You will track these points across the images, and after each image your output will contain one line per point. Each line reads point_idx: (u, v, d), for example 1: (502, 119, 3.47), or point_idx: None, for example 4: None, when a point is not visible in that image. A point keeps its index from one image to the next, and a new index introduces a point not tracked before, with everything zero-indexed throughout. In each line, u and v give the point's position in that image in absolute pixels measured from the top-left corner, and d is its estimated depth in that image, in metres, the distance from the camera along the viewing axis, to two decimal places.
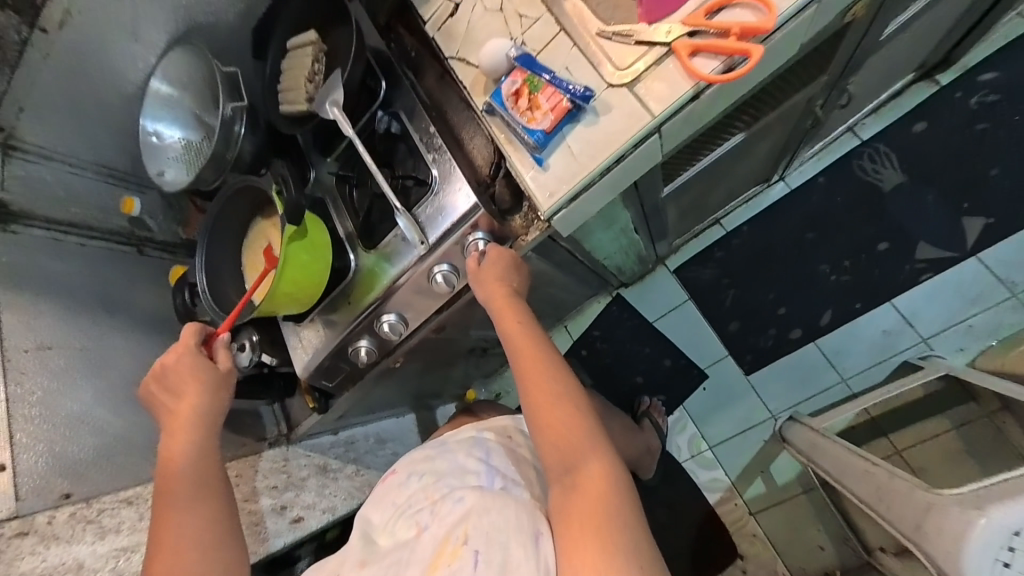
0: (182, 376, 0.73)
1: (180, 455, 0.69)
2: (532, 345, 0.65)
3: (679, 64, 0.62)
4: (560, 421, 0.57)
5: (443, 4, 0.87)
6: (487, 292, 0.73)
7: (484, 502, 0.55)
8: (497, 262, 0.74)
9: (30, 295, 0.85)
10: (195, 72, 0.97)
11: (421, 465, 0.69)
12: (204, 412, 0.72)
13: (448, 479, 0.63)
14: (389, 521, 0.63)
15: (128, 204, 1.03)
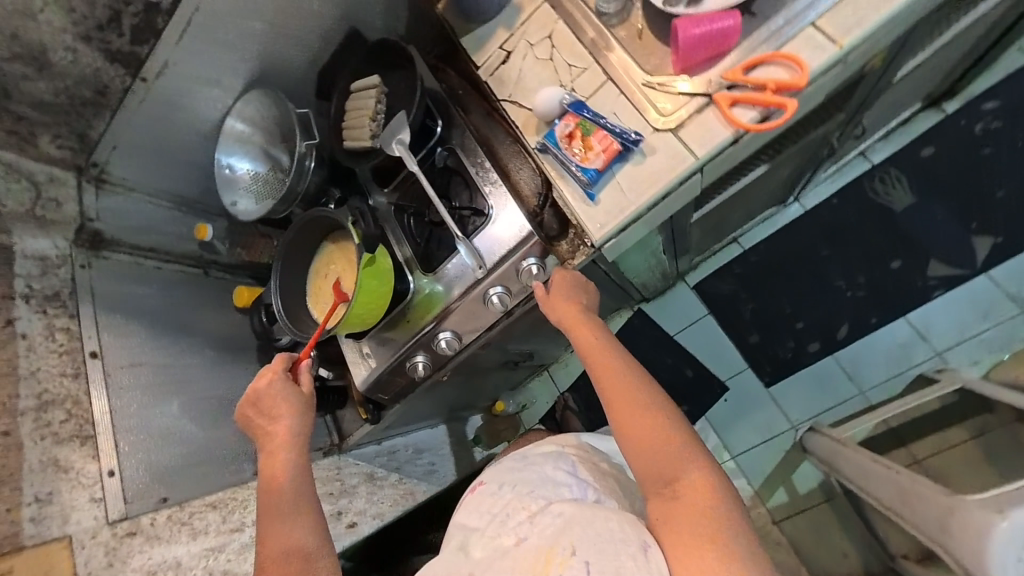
0: (275, 399, 0.75)
1: (280, 474, 0.69)
2: (609, 360, 0.72)
3: (719, 113, 0.71)
4: (650, 430, 0.64)
5: (496, 53, 0.98)
6: (557, 312, 0.81)
7: (585, 513, 0.61)
8: (563, 284, 0.84)
9: (121, 316, 0.94)
10: (266, 112, 1.07)
11: (509, 477, 0.77)
12: (295, 433, 0.73)
13: (540, 490, 0.70)
14: (490, 530, 0.68)
15: (203, 231, 1.10)
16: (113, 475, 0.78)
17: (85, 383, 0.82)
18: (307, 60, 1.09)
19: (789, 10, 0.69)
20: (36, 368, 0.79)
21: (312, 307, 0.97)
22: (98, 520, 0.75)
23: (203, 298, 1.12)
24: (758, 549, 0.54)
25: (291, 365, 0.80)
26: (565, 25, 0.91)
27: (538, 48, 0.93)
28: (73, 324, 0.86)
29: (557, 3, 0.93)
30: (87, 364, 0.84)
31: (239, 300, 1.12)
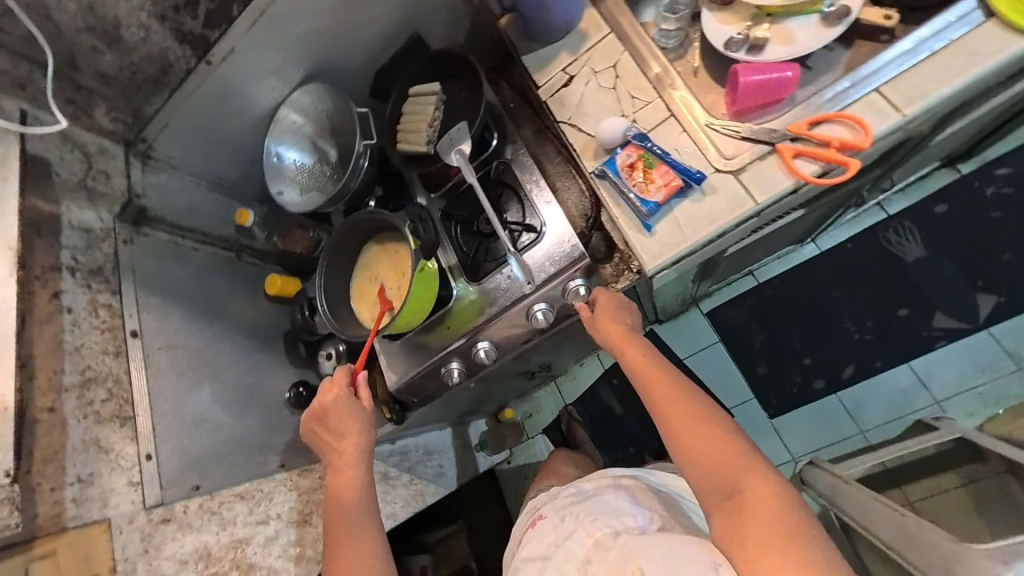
0: (341, 416, 0.81)
1: (349, 486, 0.77)
2: (663, 384, 0.76)
3: (781, 162, 0.75)
4: (711, 453, 0.68)
5: (558, 75, 1.00)
6: (606, 333, 0.85)
7: (648, 540, 0.71)
8: (610, 305, 0.86)
9: (161, 298, 0.95)
10: (322, 107, 1.09)
11: (569, 509, 0.88)
12: (363, 450, 0.79)
13: (600, 518, 0.80)
14: (557, 554, 0.80)
15: (245, 217, 1.13)
16: (149, 459, 0.81)
17: (126, 363, 0.84)
18: (364, 60, 1.11)
19: (851, 74, 0.74)
20: (82, 344, 0.80)
21: (357, 309, 0.98)
22: (135, 504, 0.78)
23: (236, 283, 1.12)
24: (826, 549, 0.59)
25: (351, 380, 0.83)
26: (630, 58, 0.95)
27: (601, 76, 0.96)
28: (116, 302, 0.87)
29: (622, 37, 0.97)
30: (128, 344, 0.86)
31: (268, 287, 1.12)
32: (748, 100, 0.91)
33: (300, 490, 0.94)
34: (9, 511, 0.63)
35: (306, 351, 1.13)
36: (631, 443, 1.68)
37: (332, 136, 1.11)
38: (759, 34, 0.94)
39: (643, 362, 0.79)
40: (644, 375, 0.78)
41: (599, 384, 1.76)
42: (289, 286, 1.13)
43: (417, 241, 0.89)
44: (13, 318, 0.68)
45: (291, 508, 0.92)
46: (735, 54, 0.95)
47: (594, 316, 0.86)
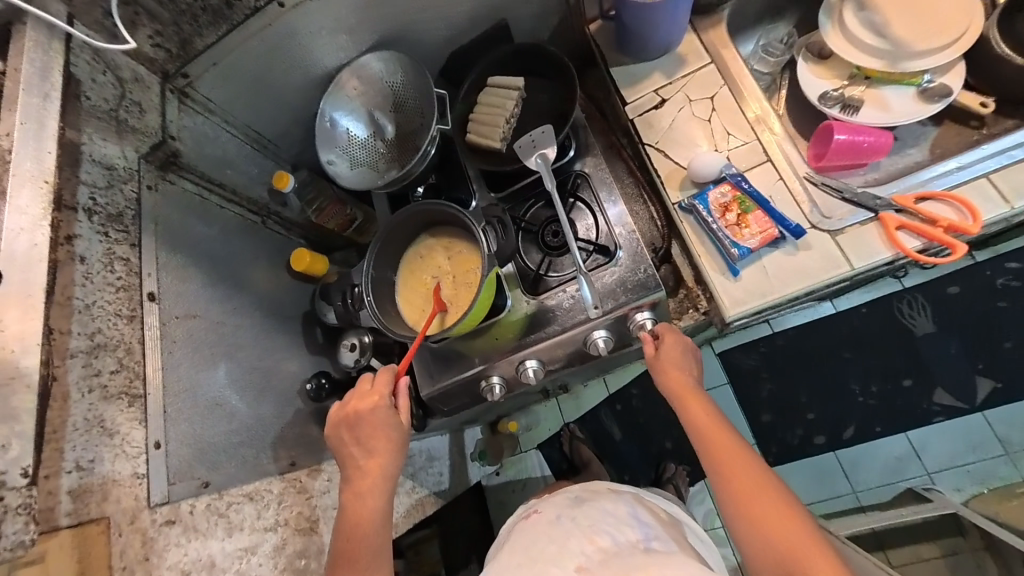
0: (375, 431, 0.75)
1: (369, 514, 0.71)
2: (725, 441, 0.72)
3: (881, 231, 0.74)
4: (774, 524, 0.63)
5: (649, 96, 0.97)
6: (666, 376, 0.80)
7: (658, 559, 0.68)
8: (674, 346, 0.81)
9: (180, 258, 0.83)
10: (390, 78, 1.01)
11: (567, 510, 0.84)
12: (390, 474, 0.74)
13: (603, 525, 0.77)
14: (552, 549, 0.75)
15: (284, 180, 1.01)
16: (159, 448, 0.64)
17: (141, 330, 0.70)
18: (437, 38, 1.03)
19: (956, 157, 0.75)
20: (95, 302, 0.65)
21: (404, 309, 0.90)
22: (139, 500, 0.61)
23: (257, 250, 1.02)
24: None
25: (392, 389, 0.79)
26: (730, 92, 0.92)
27: (697, 106, 0.93)
28: (133, 257, 0.75)
29: (722, 70, 0.94)
30: (143, 307, 0.73)
31: (294, 263, 1.04)
32: (838, 158, 0.89)
33: (308, 492, 0.82)
34: (22, 523, 0.48)
35: (322, 336, 1.05)
36: (625, 470, 1.68)
37: (393, 110, 1.03)
38: (852, 95, 0.94)
39: (703, 412, 0.75)
40: (705, 428, 0.74)
41: (602, 407, 1.73)
42: (316, 266, 1.04)
43: (490, 246, 0.81)
44: (44, 269, 0.57)
45: (297, 514, 0.79)
46: (827, 110, 0.94)
47: (656, 356, 0.82)
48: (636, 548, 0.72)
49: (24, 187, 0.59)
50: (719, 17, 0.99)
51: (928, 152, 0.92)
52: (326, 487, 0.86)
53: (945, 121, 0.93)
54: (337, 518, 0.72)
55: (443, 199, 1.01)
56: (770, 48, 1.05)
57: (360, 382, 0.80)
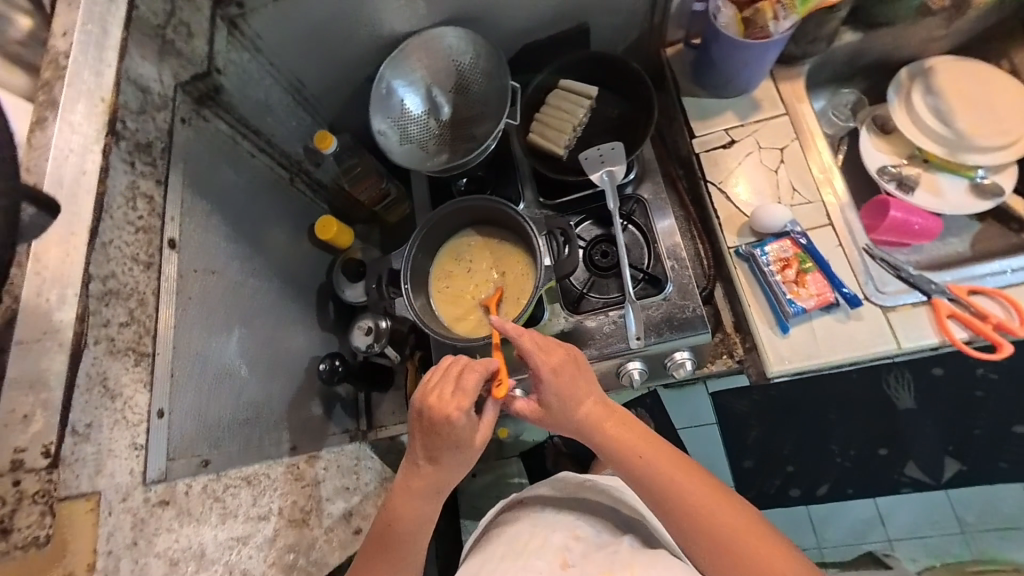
0: (446, 445, 0.65)
1: (418, 519, 0.67)
2: (671, 467, 0.66)
3: (931, 315, 0.75)
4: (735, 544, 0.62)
5: (719, 134, 0.95)
6: (570, 406, 0.69)
7: (645, 556, 0.64)
8: (572, 375, 0.70)
9: (204, 204, 0.75)
10: (462, 59, 0.94)
11: (550, 501, 0.79)
12: (449, 483, 0.68)
13: (586, 521, 0.74)
14: (532, 541, 0.69)
15: (326, 140, 0.93)
16: (161, 418, 0.57)
17: (156, 279, 0.62)
18: (511, 26, 0.98)
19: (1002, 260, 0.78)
20: (112, 241, 0.57)
21: (440, 308, 0.84)
22: (134, 477, 0.52)
23: (281, 212, 0.96)
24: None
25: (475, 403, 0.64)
26: (800, 148, 0.92)
27: (765, 153, 0.92)
28: (157, 194, 0.66)
29: (795, 124, 0.94)
30: (161, 254, 0.64)
31: (318, 230, 0.98)
32: (888, 234, 0.89)
33: (303, 480, 0.77)
34: (37, 516, 0.41)
35: (334, 313, 1.02)
36: None
37: (453, 90, 0.96)
38: (910, 175, 0.95)
39: (634, 440, 0.68)
40: (637, 458, 0.67)
41: None
42: (341, 237, 1.00)
43: (552, 258, 0.79)
44: (92, 204, 0.48)
45: (291, 504, 0.73)
46: (882, 185, 0.94)
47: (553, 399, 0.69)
48: (620, 542, 0.69)
49: (75, 101, 0.49)
50: (801, 68, 0.98)
51: (969, 245, 0.94)
52: (321, 476, 0.82)
53: (990, 218, 0.95)
54: (379, 508, 0.69)
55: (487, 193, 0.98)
56: (837, 112, 1.02)
57: (443, 379, 0.65)
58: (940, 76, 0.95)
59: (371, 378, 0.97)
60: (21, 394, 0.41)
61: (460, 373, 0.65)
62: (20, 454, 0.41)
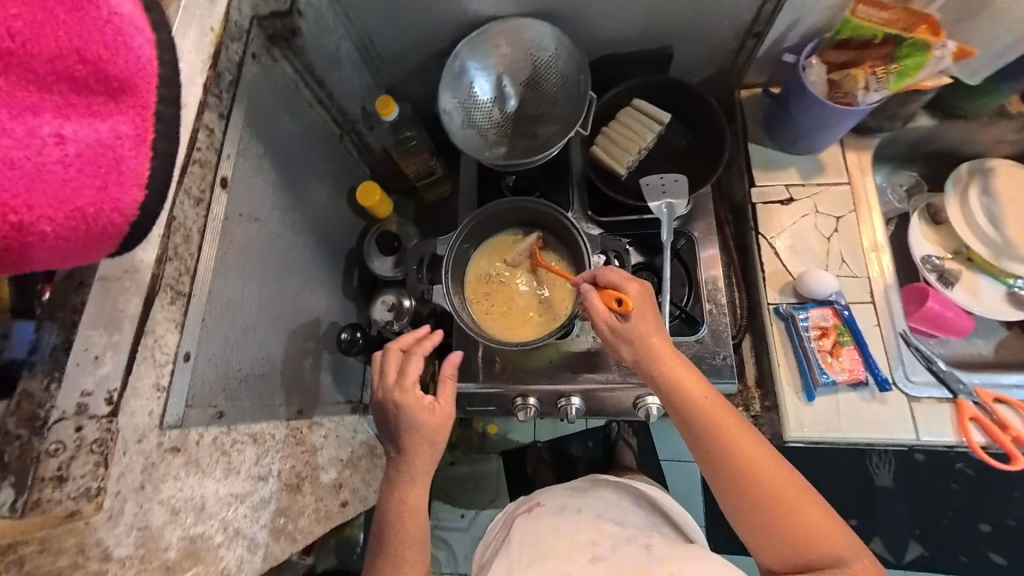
0: (402, 428, 0.69)
1: (415, 506, 0.68)
2: (734, 421, 0.58)
3: (954, 413, 0.76)
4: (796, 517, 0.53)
5: (779, 188, 0.90)
6: (636, 331, 0.62)
7: (680, 553, 0.63)
8: (645, 303, 0.63)
9: (260, 146, 0.68)
10: (557, 53, 0.80)
11: (569, 501, 0.80)
12: (426, 468, 0.69)
13: (609, 514, 0.75)
14: (558, 543, 0.71)
15: (387, 105, 0.81)
16: (187, 361, 0.54)
17: (203, 217, 0.55)
18: None
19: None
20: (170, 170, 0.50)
21: (475, 310, 0.80)
22: (152, 418, 0.49)
23: (326, 169, 0.91)
24: None
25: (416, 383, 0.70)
26: (856, 221, 0.86)
27: (821, 219, 0.87)
28: (217, 127, 0.58)
29: (856, 194, 0.88)
30: (213, 193, 0.57)
31: (360, 195, 0.91)
32: (922, 323, 0.89)
33: (303, 445, 0.76)
34: (92, 466, 0.41)
35: (357, 281, 1.00)
36: None
37: (529, 80, 0.82)
38: (951, 270, 0.91)
39: (699, 384, 0.60)
40: (700, 400, 0.59)
41: None
42: (381, 207, 0.93)
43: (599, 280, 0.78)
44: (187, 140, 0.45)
45: (289, 468, 0.72)
46: (922, 274, 0.91)
47: (625, 322, 0.62)
48: (647, 536, 0.70)
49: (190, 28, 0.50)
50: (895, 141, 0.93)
51: (993, 349, 0.93)
52: (321, 443, 0.82)
53: (1017, 328, 0.93)
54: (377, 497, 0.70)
55: (536, 193, 0.92)
56: (894, 191, 0.99)
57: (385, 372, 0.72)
58: (1003, 177, 0.90)
59: None
60: (96, 333, 0.43)
61: (411, 356, 0.72)
62: (86, 399, 0.42)
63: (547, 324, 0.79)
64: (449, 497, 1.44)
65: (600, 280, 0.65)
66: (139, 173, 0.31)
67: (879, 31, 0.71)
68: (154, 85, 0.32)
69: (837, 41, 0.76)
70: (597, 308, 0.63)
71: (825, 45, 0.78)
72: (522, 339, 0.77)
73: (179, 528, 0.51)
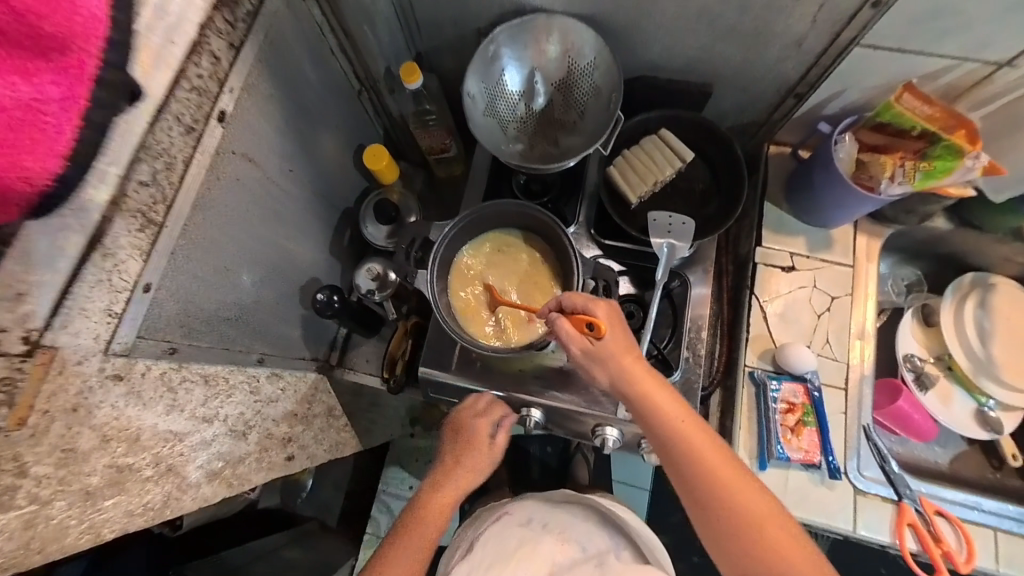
0: (468, 447, 0.86)
1: (443, 514, 0.82)
2: (708, 446, 0.57)
3: (893, 515, 0.76)
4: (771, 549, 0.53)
5: (783, 254, 0.89)
6: (609, 350, 0.60)
7: None
8: (615, 320, 0.61)
9: (270, 85, 0.64)
10: (596, 63, 0.77)
11: (536, 510, 0.83)
12: (468, 484, 0.86)
13: (574, 532, 0.79)
14: (522, 551, 0.74)
15: (414, 74, 0.78)
16: (146, 292, 0.51)
17: (192, 147, 0.53)
18: None
19: (975, 495, 0.78)
20: (162, 90, 0.47)
21: (456, 304, 0.77)
22: (97, 342, 0.47)
23: (341, 121, 0.85)
24: None
25: (495, 421, 0.86)
26: (849, 304, 0.86)
27: (817, 295, 0.86)
28: (222, 57, 0.54)
29: (857, 278, 0.87)
30: (206, 125, 0.54)
31: (368, 158, 0.87)
32: (888, 418, 0.89)
33: (259, 395, 0.75)
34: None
35: (348, 242, 0.96)
36: None
37: (562, 82, 0.80)
38: (930, 374, 0.91)
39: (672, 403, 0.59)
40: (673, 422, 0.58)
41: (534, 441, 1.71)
42: (387, 173, 0.89)
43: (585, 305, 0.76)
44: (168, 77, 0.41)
45: (238, 415, 0.71)
46: (900, 370, 0.92)
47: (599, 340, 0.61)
48: (608, 556, 0.74)
49: None
50: (923, 234, 0.90)
51: (948, 459, 0.93)
52: (277, 396, 0.80)
53: (977, 445, 0.93)
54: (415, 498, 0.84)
55: (546, 199, 0.88)
56: (894, 284, 0.98)
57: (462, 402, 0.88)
58: (1000, 297, 0.90)
59: (361, 321, 0.94)
60: (23, 270, 0.40)
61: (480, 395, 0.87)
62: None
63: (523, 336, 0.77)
64: (404, 465, 1.50)
65: (565, 303, 0.62)
66: (59, 140, 0.32)
67: (920, 122, 0.70)
68: (99, 50, 0.33)
69: (876, 122, 0.74)
70: (566, 331, 0.61)
71: (861, 124, 0.77)
72: (494, 346, 0.74)
73: (107, 455, 0.51)
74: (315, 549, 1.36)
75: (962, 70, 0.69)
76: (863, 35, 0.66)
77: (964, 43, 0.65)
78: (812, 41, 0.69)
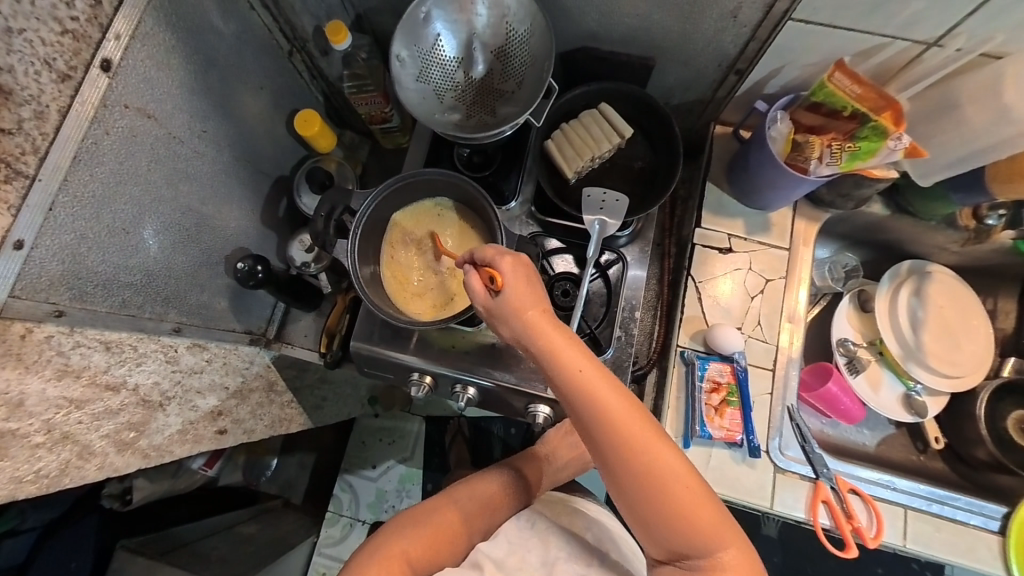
0: (571, 452, 0.92)
1: (512, 495, 0.81)
2: (623, 409, 0.50)
3: (809, 492, 0.78)
4: (680, 513, 0.49)
5: (721, 236, 0.88)
6: (515, 303, 0.54)
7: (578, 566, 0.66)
8: (519, 273, 0.55)
9: (167, 35, 0.61)
10: (530, 28, 0.74)
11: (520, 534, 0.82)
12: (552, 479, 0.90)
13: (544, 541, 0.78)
14: (509, 561, 0.67)
15: (340, 34, 0.75)
16: (19, 250, 0.49)
17: (69, 97, 0.52)
18: None
19: (890, 474, 0.80)
20: (22, 30, 0.47)
21: (383, 270, 0.76)
22: None
23: (264, 81, 0.82)
24: None
25: None
26: (783, 287, 0.86)
27: (752, 278, 0.86)
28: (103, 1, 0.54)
29: (794, 261, 0.87)
30: (85, 74, 0.53)
31: (298, 122, 0.84)
32: (816, 400, 0.89)
33: (178, 366, 0.72)
34: None
35: (284, 212, 0.94)
36: None
37: (499, 49, 0.77)
38: (862, 358, 0.92)
39: (583, 360, 0.51)
40: (580, 383, 0.50)
41: None
42: (321, 139, 0.87)
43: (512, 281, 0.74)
44: None
45: (152, 384, 0.69)
46: (833, 355, 0.92)
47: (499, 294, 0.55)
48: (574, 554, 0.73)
49: None
50: (862, 218, 0.90)
51: (876, 442, 0.95)
52: (201, 368, 0.78)
53: (905, 429, 0.95)
54: (495, 471, 0.84)
55: (485, 172, 0.86)
56: (832, 270, 0.95)
57: None
58: (935, 285, 0.92)
59: (296, 295, 0.91)
60: None
61: None
62: None
63: (445, 312, 0.75)
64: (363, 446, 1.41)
65: (476, 256, 0.58)
66: None
67: (851, 102, 0.69)
68: None
69: (811, 102, 0.73)
70: (473, 291, 0.57)
71: (797, 103, 0.76)
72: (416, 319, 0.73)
73: None
74: (274, 526, 1.29)
75: (895, 49, 0.68)
76: (794, 8, 0.64)
77: (891, 22, 0.64)
78: (746, 14, 0.67)
